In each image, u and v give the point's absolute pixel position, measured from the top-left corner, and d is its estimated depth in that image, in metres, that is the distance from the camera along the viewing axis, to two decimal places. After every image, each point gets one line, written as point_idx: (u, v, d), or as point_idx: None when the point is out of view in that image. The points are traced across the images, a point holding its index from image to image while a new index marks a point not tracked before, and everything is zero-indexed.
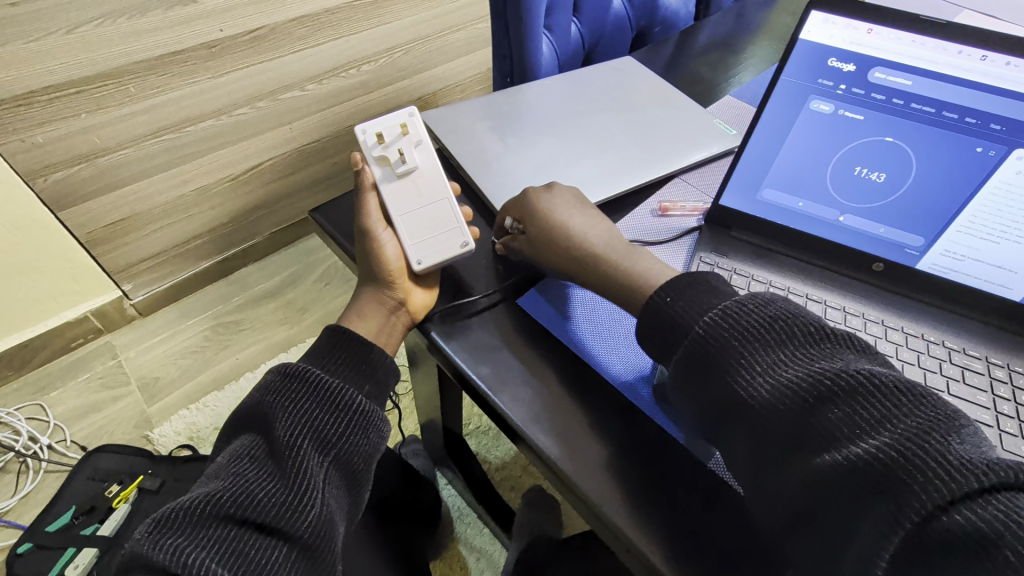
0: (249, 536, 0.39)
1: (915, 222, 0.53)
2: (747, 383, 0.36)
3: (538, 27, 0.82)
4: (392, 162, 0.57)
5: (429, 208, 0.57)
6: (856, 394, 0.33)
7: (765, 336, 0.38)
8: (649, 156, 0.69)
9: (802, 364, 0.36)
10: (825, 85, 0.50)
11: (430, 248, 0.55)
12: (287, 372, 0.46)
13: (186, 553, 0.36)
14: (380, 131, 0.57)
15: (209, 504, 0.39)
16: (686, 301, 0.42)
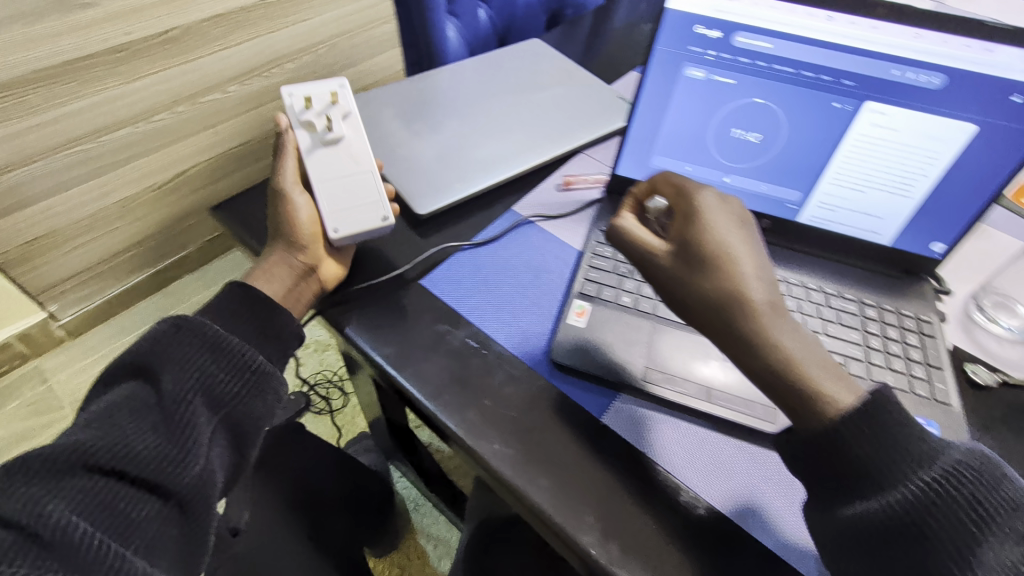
0: (121, 489, 0.36)
1: (792, 177, 0.56)
2: (855, 459, 0.35)
3: (440, 16, 0.90)
4: (317, 125, 0.56)
5: (352, 177, 0.54)
6: (970, 489, 0.33)
7: (893, 420, 0.35)
8: (553, 133, 0.71)
9: (908, 449, 0.34)
10: (695, 51, 0.52)
11: (348, 217, 0.53)
12: (180, 324, 0.42)
13: (44, 503, 0.33)
14: (309, 97, 0.57)
15: (75, 454, 0.35)
16: (871, 452, 0.35)
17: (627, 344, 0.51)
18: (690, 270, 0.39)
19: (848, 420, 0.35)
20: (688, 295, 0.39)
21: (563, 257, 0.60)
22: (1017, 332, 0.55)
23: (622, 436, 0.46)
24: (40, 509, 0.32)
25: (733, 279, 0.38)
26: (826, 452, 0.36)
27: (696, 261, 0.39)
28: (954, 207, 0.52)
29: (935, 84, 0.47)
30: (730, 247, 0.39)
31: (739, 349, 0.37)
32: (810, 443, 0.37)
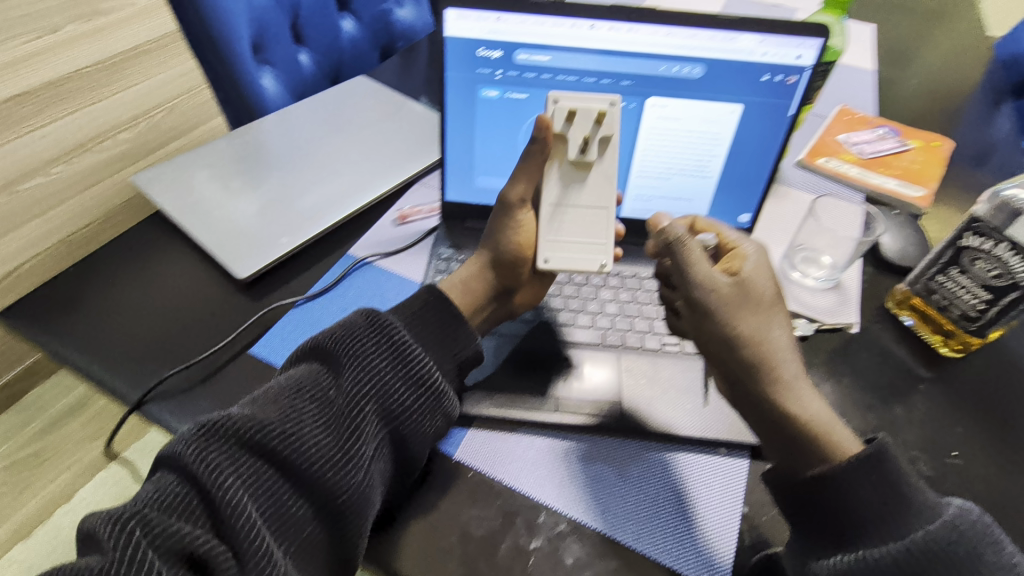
0: (274, 479, 0.37)
1: (604, 177, 0.58)
2: (842, 508, 0.38)
3: (253, 66, 0.84)
4: (593, 143, 0.47)
5: (592, 214, 0.49)
6: (937, 552, 0.34)
7: (888, 472, 0.37)
8: (383, 170, 0.70)
9: (909, 503, 0.36)
10: (484, 73, 0.54)
11: (568, 254, 0.49)
12: (371, 319, 0.44)
13: (223, 474, 0.35)
14: (575, 107, 0.47)
15: (257, 431, 0.37)
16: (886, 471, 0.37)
17: (475, 372, 0.50)
18: (705, 318, 0.45)
19: (838, 471, 0.38)
20: (721, 350, 0.44)
21: (406, 288, 0.60)
22: (825, 281, 0.60)
23: (477, 468, 0.45)
24: (214, 482, 0.34)
25: (770, 332, 0.44)
26: (814, 500, 0.39)
27: (733, 321, 0.44)
28: (746, 179, 0.57)
29: (697, 73, 0.52)
30: (778, 297, 0.46)
31: (751, 390, 0.44)
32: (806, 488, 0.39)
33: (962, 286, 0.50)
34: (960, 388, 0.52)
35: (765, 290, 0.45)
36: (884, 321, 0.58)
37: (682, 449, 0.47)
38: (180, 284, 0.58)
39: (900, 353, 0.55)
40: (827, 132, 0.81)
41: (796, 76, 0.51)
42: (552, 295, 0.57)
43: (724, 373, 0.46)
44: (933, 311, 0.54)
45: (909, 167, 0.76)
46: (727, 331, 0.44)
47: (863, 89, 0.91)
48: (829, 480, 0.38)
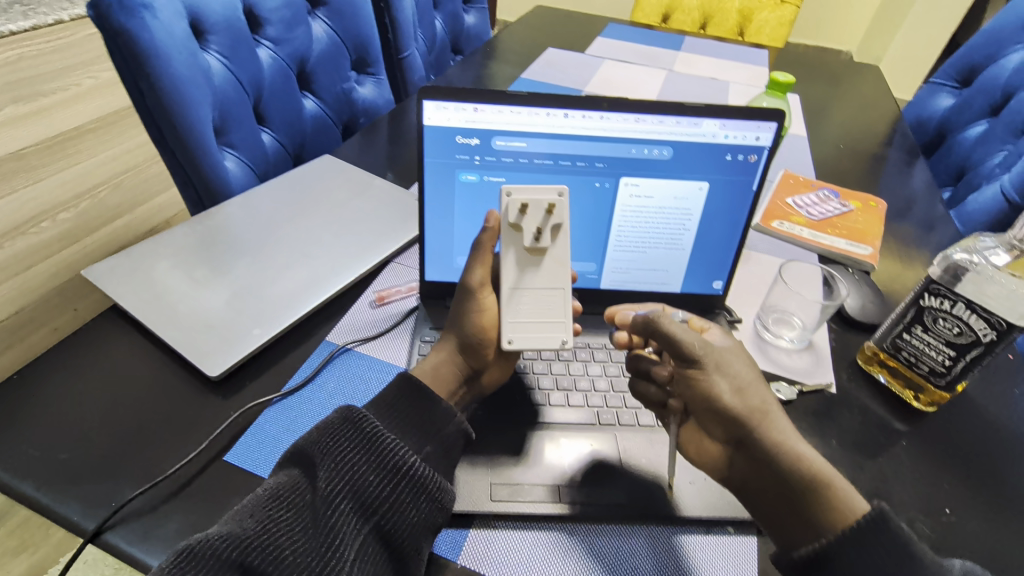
0: None
1: (584, 252, 0.59)
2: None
3: (215, 149, 0.83)
4: (546, 230, 0.48)
5: (548, 297, 0.48)
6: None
7: (895, 541, 0.38)
8: (357, 250, 0.69)
9: (920, 562, 0.38)
10: (463, 159, 0.55)
11: (529, 335, 0.47)
12: (349, 416, 0.39)
13: None
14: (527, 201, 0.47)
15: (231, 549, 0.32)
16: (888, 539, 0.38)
17: (470, 464, 0.48)
18: (700, 379, 0.47)
19: (854, 538, 0.39)
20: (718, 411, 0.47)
21: (388, 374, 0.57)
22: (799, 342, 0.62)
23: (484, 572, 0.42)
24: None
25: (761, 389, 0.47)
26: (834, 571, 0.39)
27: (717, 375, 0.47)
28: (718, 249, 0.60)
29: (666, 154, 0.55)
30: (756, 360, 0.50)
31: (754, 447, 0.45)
32: (828, 558, 0.39)
33: (926, 342, 0.53)
34: (937, 439, 0.54)
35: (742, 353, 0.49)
36: (859, 378, 0.60)
37: (689, 533, 0.46)
38: (140, 389, 0.53)
39: (878, 409, 0.57)
40: (776, 196, 0.86)
41: (756, 155, 0.55)
42: (541, 373, 0.56)
43: (724, 434, 0.47)
44: (902, 367, 0.57)
45: (854, 226, 0.81)
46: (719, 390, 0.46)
47: (799, 154, 0.99)
48: (847, 547, 0.39)
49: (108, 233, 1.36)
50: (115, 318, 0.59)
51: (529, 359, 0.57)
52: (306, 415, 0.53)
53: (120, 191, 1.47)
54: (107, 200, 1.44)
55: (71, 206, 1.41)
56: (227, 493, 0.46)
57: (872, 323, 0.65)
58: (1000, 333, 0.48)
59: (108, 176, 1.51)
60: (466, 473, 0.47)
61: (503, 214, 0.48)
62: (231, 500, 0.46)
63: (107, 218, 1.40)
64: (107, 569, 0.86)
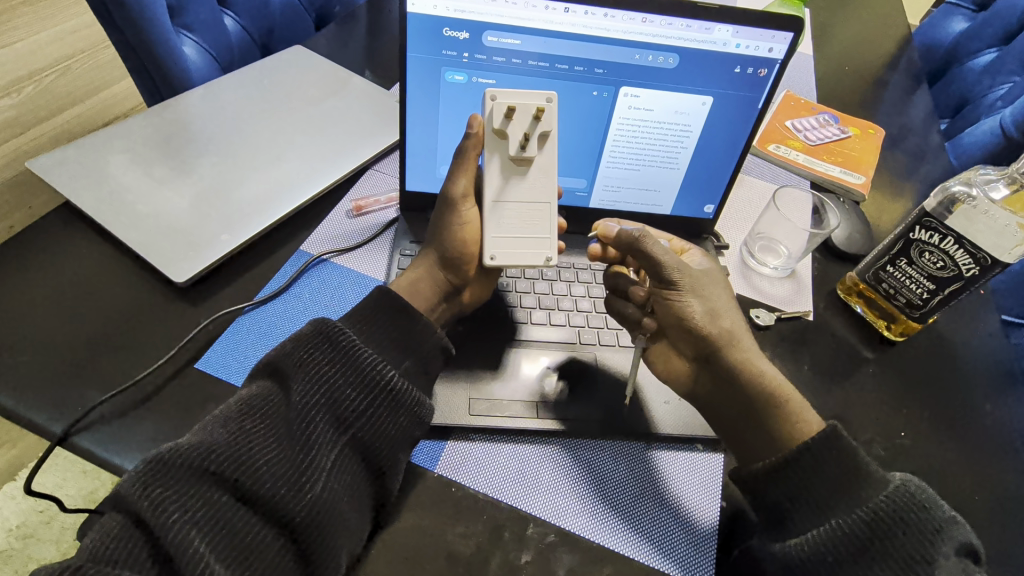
0: (232, 509, 0.32)
1: (575, 167, 0.56)
2: (808, 487, 0.39)
3: (171, 32, 0.75)
4: (533, 138, 0.45)
5: (531, 211, 0.46)
6: (900, 514, 0.37)
7: (839, 450, 0.39)
8: (333, 155, 0.64)
9: (865, 474, 0.39)
10: (449, 55, 0.50)
11: (513, 248, 0.45)
12: (323, 331, 0.38)
13: (167, 512, 0.30)
14: (513, 104, 0.44)
15: (204, 459, 0.32)
16: (831, 447, 0.39)
17: (451, 378, 0.47)
18: (674, 298, 0.47)
19: (804, 454, 0.40)
20: (689, 332, 0.46)
21: (365, 287, 0.55)
22: (782, 270, 0.62)
23: (460, 481, 0.43)
24: (162, 522, 0.30)
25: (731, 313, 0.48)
26: (784, 483, 0.40)
27: (693, 298, 0.46)
28: (713, 171, 0.57)
29: (671, 63, 0.51)
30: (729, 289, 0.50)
31: (721, 371, 0.45)
32: (779, 471, 0.40)
33: (909, 276, 0.54)
34: (902, 367, 0.56)
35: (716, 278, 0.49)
36: (836, 307, 0.60)
37: (659, 449, 0.47)
38: (101, 293, 0.50)
39: (850, 336, 0.58)
40: (776, 118, 0.82)
41: (766, 69, 0.51)
42: (523, 292, 0.54)
43: (693, 351, 0.47)
44: (879, 298, 0.57)
45: (850, 154, 0.79)
46: (689, 313, 0.46)
47: (804, 74, 0.94)
48: (798, 461, 0.40)
49: (58, 124, 1.25)
50: (68, 217, 0.55)
51: (512, 277, 0.55)
52: (281, 325, 0.51)
53: (68, 77, 1.34)
54: (54, 88, 1.31)
55: (13, 92, 1.27)
56: (200, 399, 0.46)
57: (855, 253, 0.65)
58: (983, 268, 0.49)
59: (53, 60, 1.36)
60: (445, 387, 0.46)
61: (487, 119, 0.45)
62: (204, 407, 0.45)
63: (55, 108, 1.28)
64: (85, 465, 0.88)
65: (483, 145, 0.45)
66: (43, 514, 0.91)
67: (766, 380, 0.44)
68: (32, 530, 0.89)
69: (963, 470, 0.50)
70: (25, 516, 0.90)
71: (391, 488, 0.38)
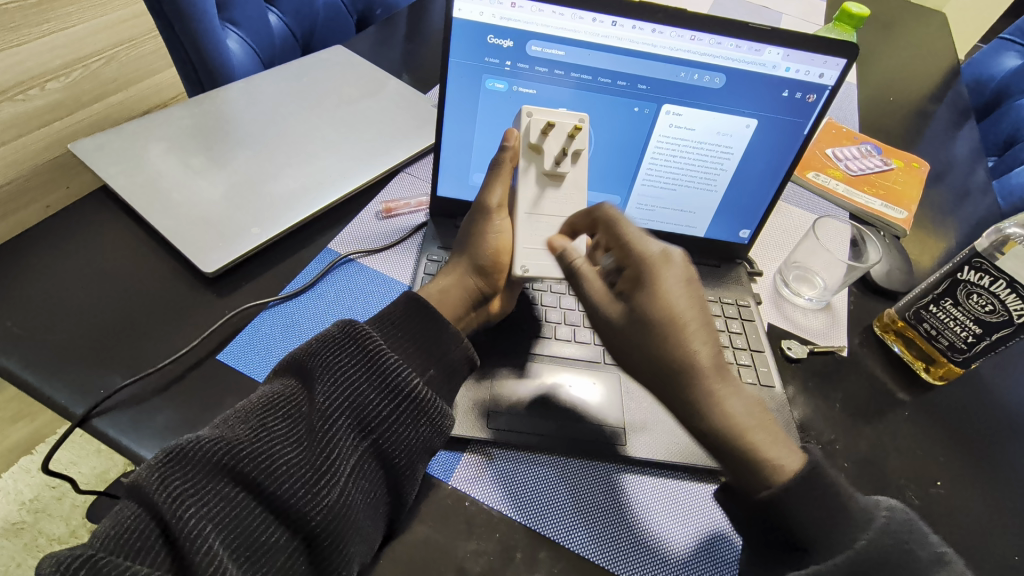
0: (249, 508, 0.31)
1: (610, 183, 0.55)
2: (791, 530, 0.36)
3: (217, 26, 0.76)
4: (568, 154, 0.44)
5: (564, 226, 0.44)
6: (881, 552, 0.34)
7: (826, 487, 0.36)
8: (366, 155, 0.64)
9: (848, 517, 0.35)
10: (493, 63, 0.49)
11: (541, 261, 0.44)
12: (349, 332, 0.37)
13: (184, 505, 0.29)
14: (550, 122, 0.45)
15: (225, 454, 0.31)
16: (814, 486, 0.36)
17: (475, 388, 0.46)
18: (631, 332, 0.40)
19: (783, 496, 0.36)
20: (646, 349, 0.39)
21: (391, 289, 0.55)
22: (817, 302, 0.60)
23: (475, 495, 0.42)
24: (177, 516, 0.29)
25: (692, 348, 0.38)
26: (765, 523, 0.37)
27: (643, 336, 0.39)
28: (750, 196, 0.56)
29: (717, 83, 0.49)
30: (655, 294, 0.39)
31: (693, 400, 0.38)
32: (758, 509, 0.37)
33: (953, 317, 0.51)
34: (938, 413, 0.54)
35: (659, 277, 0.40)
36: (870, 344, 0.58)
37: (684, 479, 0.45)
38: (130, 278, 0.51)
39: (885, 376, 0.56)
40: (816, 145, 0.81)
41: (815, 94, 0.50)
42: (549, 306, 0.53)
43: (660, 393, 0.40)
44: (920, 338, 0.55)
45: (893, 187, 0.77)
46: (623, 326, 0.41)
47: (846, 102, 0.92)
48: (777, 504, 0.36)
49: (101, 110, 1.28)
50: (105, 200, 0.56)
51: (538, 290, 0.54)
52: (304, 325, 0.50)
53: (115, 65, 1.37)
54: (101, 74, 1.34)
55: (61, 75, 1.30)
56: (220, 391, 0.45)
57: (895, 290, 0.63)
58: None
59: (101, 47, 1.39)
60: (466, 396, 0.45)
61: (524, 134, 0.45)
62: (224, 399, 0.45)
63: (100, 93, 1.31)
64: (100, 445, 0.88)
65: (519, 158, 0.45)
66: (55, 490, 0.92)
67: (734, 416, 0.38)
68: (43, 505, 0.90)
69: (1002, 528, 0.47)
70: (38, 491, 0.91)
71: (406, 498, 0.37)
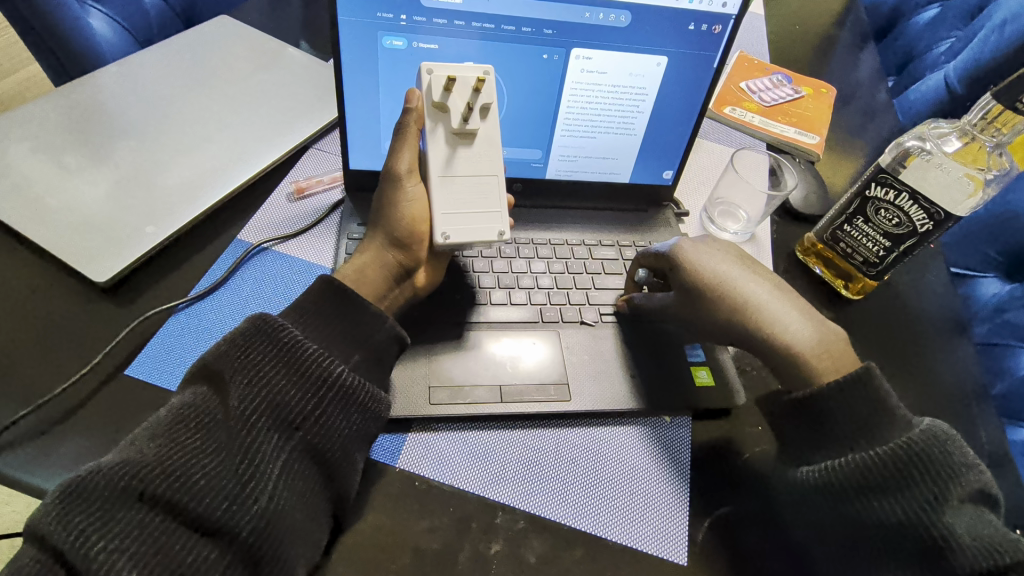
0: (171, 530, 0.29)
1: (528, 137, 0.53)
2: (828, 428, 0.39)
3: (72, 5, 0.70)
4: (476, 109, 0.42)
5: (477, 186, 0.42)
6: (917, 453, 0.36)
7: (873, 393, 0.39)
8: (268, 134, 0.59)
9: (891, 417, 0.38)
10: (386, 18, 0.45)
11: (460, 226, 0.41)
12: (262, 327, 0.34)
13: (92, 540, 0.27)
14: (450, 76, 0.41)
15: (134, 477, 0.29)
16: (859, 393, 0.39)
17: (411, 365, 0.44)
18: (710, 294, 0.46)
19: (830, 393, 0.39)
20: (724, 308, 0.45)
21: (311, 274, 0.52)
22: (742, 234, 0.61)
23: (424, 474, 0.41)
24: (85, 553, 0.26)
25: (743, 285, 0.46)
26: (807, 420, 0.40)
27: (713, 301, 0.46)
28: (670, 136, 0.55)
29: (623, 21, 0.48)
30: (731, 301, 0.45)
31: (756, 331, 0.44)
32: (803, 407, 0.40)
33: (866, 233, 0.53)
34: (859, 326, 0.57)
35: (729, 280, 0.46)
36: (795, 268, 0.60)
37: (631, 424, 0.46)
38: (11, 299, 0.45)
39: (810, 297, 0.58)
40: (730, 79, 0.81)
41: (721, 25, 0.49)
42: (482, 272, 0.52)
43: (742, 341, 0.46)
44: (837, 257, 0.57)
45: (804, 114, 0.79)
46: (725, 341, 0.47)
47: (756, 35, 0.93)
48: (821, 397, 0.40)
49: None
50: None
51: (469, 257, 0.52)
52: (219, 324, 0.47)
53: None
54: None
55: None
56: (133, 408, 0.42)
57: (813, 214, 0.65)
58: (937, 223, 0.49)
59: None
60: (403, 374, 0.44)
61: (425, 93, 0.42)
62: (139, 416, 0.41)
63: None
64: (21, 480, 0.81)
65: (424, 119, 0.42)
66: None
67: None
68: None
69: None
70: None
71: (347, 490, 0.35)
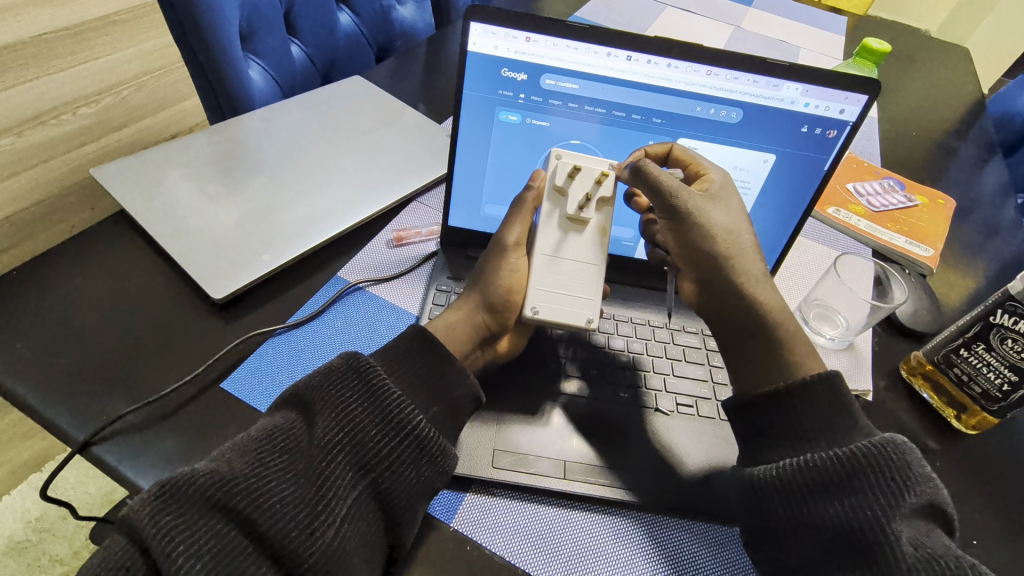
0: (242, 547, 0.30)
1: (623, 216, 0.54)
2: (785, 424, 0.39)
3: (240, 57, 0.78)
4: (594, 201, 0.45)
5: (580, 273, 0.44)
6: (873, 458, 0.35)
7: (839, 398, 0.39)
8: (381, 184, 0.65)
9: (847, 424, 0.38)
10: (506, 95, 0.49)
11: (557, 300, 0.43)
12: (354, 366, 0.36)
13: (173, 543, 0.28)
14: (577, 166, 0.45)
15: (219, 488, 0.30)
16: (822, 397, 0.39)
17: (480, 425, 0.45)
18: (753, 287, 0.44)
19: (799, 388, 0.39)
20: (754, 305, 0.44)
21: (397, 319, 0.54)
22: (838, 342, 0.58)
23: (477, 539, 0.40)
24: (165, 553, 0.28)
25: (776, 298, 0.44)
26: (767, 416, 0.40)
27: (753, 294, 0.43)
28: (766, 234, 0.54)
29: (734, 118, 0.49)
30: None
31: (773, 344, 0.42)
32: (764, 402, 0.40)
33: (986, 363, 0.48)
34: (972, 465, 0.50)
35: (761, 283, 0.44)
36: (897, 387, 0.55)
37: (698, 529, 0.43)
38: (142, 303, 0.51)
39: (913, 422, 0.53)
40: (836, 179, 0.79)
41: (836, 130, 0.49)
42: (560, 341, 0.52)
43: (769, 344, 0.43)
44: (949, 383, 0.52)
45: (917, 224, 0.74)
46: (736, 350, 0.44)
47: (867, 137, 0.90)
48: (792, 391, 0.39)
49: (131, 134, 1.31)
50: (120, 224, 0.57)
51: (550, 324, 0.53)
52: (306, 357, 0.49)
53: (144, 93, 1.39)
54: (130, 100, 1.37)
55: (93, 102, 1.31)
56: (221, 420, 0.45)
57: (921, 331, 0.60)
58: None
59: (131, 75, 1.41)
60: (471, 434, 0.44)
61: (550, 175, 0.46)
62: (227, 428, 0.44)
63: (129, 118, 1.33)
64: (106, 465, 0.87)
65: (543, 200, 0.45)
66: (61, 510, 0.91)
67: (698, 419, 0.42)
68: (48, 524, 0.90)
69: None
70: (44, 509, 0.90)
71: (403, 541, 0.35)
